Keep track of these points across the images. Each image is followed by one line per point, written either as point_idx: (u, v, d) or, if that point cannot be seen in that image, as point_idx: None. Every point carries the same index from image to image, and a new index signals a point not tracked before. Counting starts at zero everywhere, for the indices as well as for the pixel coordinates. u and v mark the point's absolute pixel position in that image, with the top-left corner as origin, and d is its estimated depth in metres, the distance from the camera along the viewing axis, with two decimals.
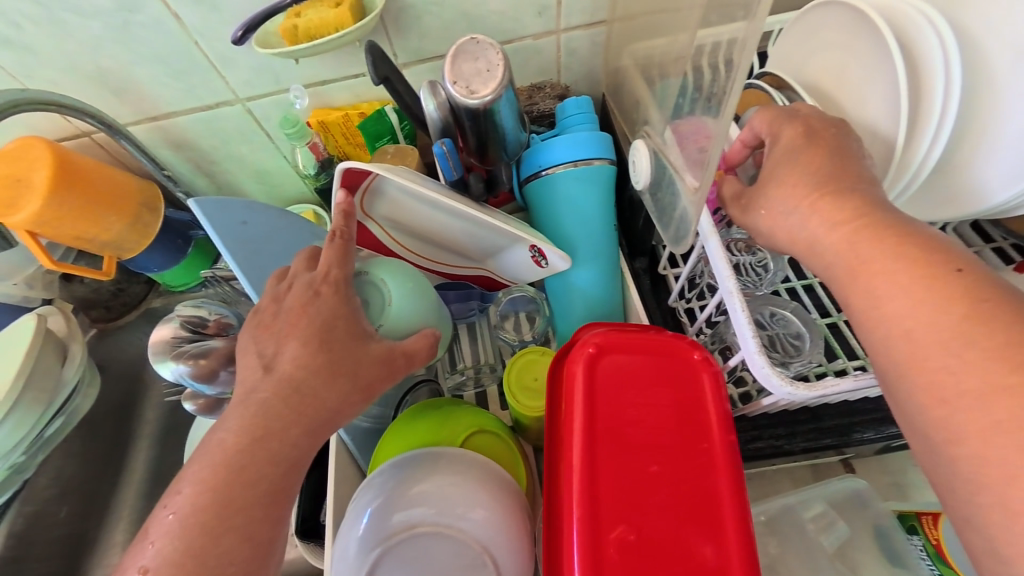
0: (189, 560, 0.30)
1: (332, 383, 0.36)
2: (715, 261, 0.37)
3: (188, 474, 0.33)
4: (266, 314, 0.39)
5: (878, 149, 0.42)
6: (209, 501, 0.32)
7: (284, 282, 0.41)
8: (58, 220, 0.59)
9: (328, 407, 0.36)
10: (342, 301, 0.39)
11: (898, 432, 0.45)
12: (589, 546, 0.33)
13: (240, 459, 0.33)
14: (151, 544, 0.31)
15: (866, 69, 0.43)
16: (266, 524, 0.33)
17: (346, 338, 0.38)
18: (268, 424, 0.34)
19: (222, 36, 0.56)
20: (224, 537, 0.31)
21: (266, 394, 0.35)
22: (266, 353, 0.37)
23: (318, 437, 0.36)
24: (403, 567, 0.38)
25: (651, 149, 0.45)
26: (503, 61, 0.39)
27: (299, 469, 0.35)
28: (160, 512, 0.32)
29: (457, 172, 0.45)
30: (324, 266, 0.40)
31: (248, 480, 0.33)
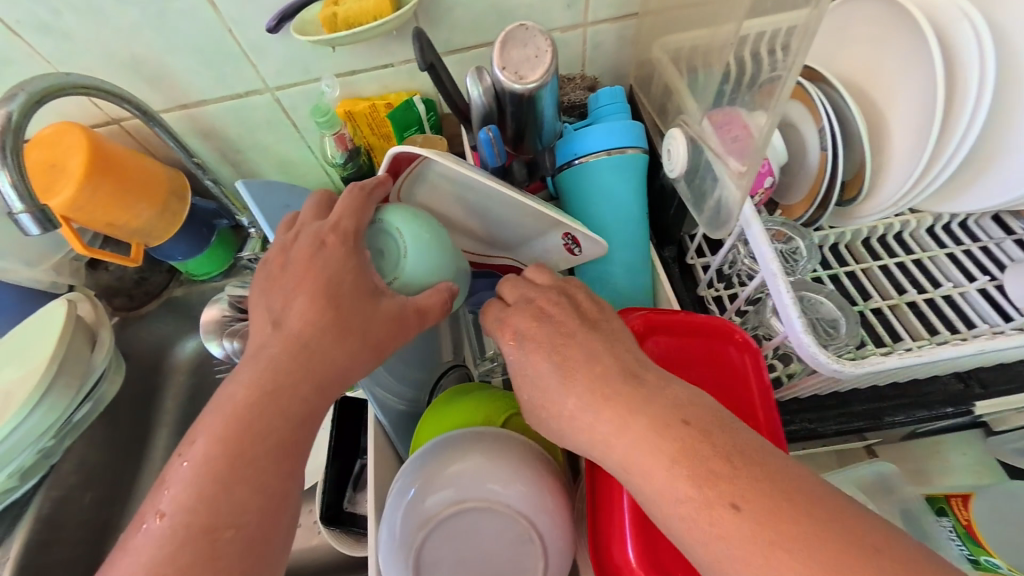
0: (201, 507, 0.31)
1: (339, 342, 0.36)
2: (757, 245, 0.38)
3: (203, 425, 0.34)
4: (273, 266, 0.40)
5: (911, 141, 0.44)
6: (223, 453, 0.32)
7: (293, 231, 0.41)
8: (91, 207, 0.59)
9: (336, 365, 0.36)
10: (349, 254, 0.39)
11: (927, 416, 0.46)
12: (640, 517, 0.35)
13: (251, 412, 0.34)
14: (166, 491, 0.32)
15: (901, 63, 0.44)
16: (278, 477, 0.33)
17: (355, 294, 0.38)
18: (277, 379, 0.35)
19: (256, 24, 0.56)
20: (238, 488, 0.32)
21: (276, 349, 0.36)
22: (274, 310, 0.38)
23: (326, 396, 0.36)
24: (451, 540, 0.40)
25: (688, 137, 0.46)
26: (552, 47, 0.40)
27: (313, 423, 0.36)
28: (175, 462, 0.33)
29: (501, 159, 0.46)
30: (335, 217, 0.40)
31: (257, 433, 0.33)
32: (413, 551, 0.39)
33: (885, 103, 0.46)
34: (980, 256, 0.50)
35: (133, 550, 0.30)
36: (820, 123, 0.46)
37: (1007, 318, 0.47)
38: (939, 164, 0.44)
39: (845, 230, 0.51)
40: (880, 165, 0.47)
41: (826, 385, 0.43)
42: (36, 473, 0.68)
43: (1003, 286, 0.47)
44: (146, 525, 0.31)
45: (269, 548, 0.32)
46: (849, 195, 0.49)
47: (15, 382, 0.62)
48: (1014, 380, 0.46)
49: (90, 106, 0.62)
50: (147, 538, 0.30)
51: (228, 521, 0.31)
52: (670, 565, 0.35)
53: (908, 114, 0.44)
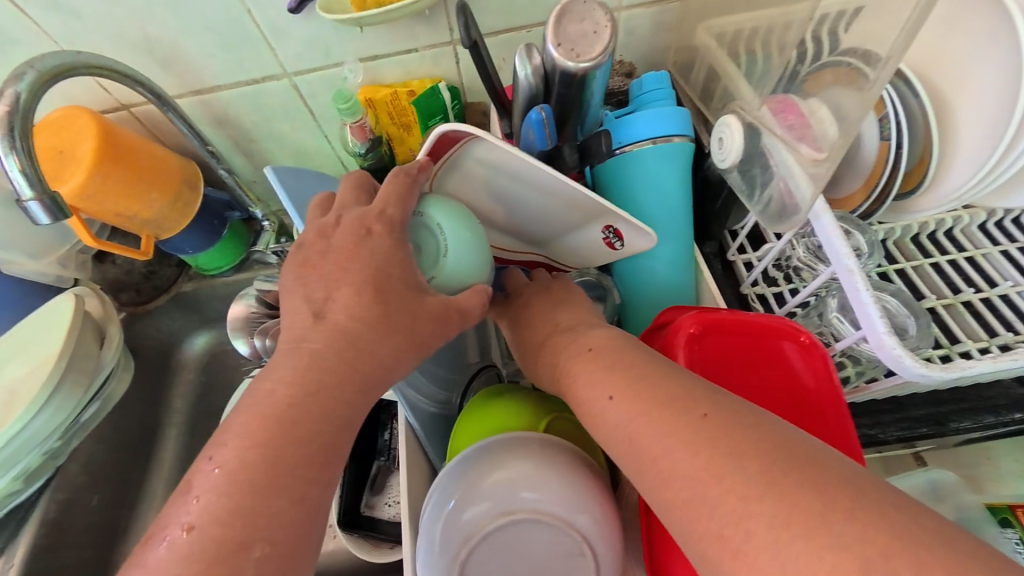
0: (235, 520, 0.27)
1: (387, 339, 0.34)
2: (829, 240, 0.35)
3: (233, 425, 0.30)
4: (310, 250, 0.37)
5: (984, 130, 0.42)
6: (262, 458, 0.28)
7: (329, 215, 0.38)
8: (102, 195, 0.57)
9: (383, 363, 0.34)
10: (395, 245, 0.36)
11: (993, 422, 0.43)
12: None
13: (294, 414, 0.30)
14: (194, 500, 0.28)
15: (971, 46, 0.42)
16: (319, 486, 0.30)
17: (401, 287, 0.35)
18: (322, 378, 0.31)
19: (277, 4, 0.53)
20: (275, 498, 0.28)
21: (317, 344, 0.32)
22: (315, 299, 0.34)
23: (370, 398, 0.33)
24: (496, 553, 0.37)
25: (745, 125, 0.43)
26: (611, 23, 0.37)
27: (353, 428, 0.32)
28: (203, 466, 0.29)
29: (552, 142, 0.43)
30: (380, 204, 0.38)
31: (299, 437, 0.29)
32: (457, 565, 0.37)
33: (953, 90, 0.43)
34: None
35: (155, 565, 0.26)
36: (885, 112, 0.44)
37: None
38: (1012, 154, 0.41)
39: (895, 226, 0.48)
40: (945, 155, 0.44)
41: (892, 390, 0.40)
42: (42, 475, 0.65)
43: None
44: (170, 537, 0.27)
45: (306, 565, 0.28)
46: (908, 187, 0.47)
47: (21, 380, 0.59)
48: None
49: (98, 89, 0.58)
50: (171, 553, 0.26)
51: (264, 535, 0.27)
52: None
53: (984, 100, 0.41)
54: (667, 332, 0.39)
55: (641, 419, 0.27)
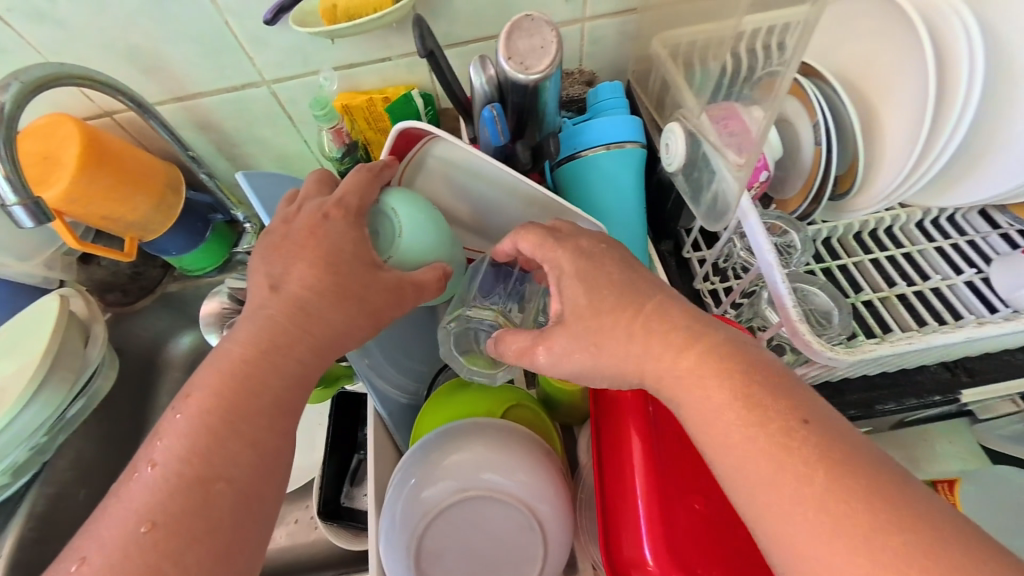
0: (195, 458, 0.31)
1: (338, 306, 0.37)
2: (755, 237, 0.39)
3: (197, 379, 0.34)
4: (275, 235, 0.40)
5: (902, 133, 0.45)
6: (219, 406, 0.32)
7: (294, 205, 0.42)
8: (87, 199, 0.59)
9: (334, 329, 0.37)
10: (351, 226, 0.40)
11: (916, 403, 0.47)
12: (661, 520, 0.33)
13: (247, 368, 0.34)
14: (160, 441, 0.32)
15: (895, 58, 0.45)
16: (272, 435, 0.33)
17: (355, 265, 0.38)
18: (274, 339, 0.35)
19: (254, 15, 0.56)
20: (229, 441, 0.32)
21: (273, 310, 0.36)
22: (274, 273, 0.38)
23: (323, 357, 0.37)
24: (455, 530, 0.40)
25: (687, 131, 0.46)
26: (558, 40, 0.40)
27: (306, 384, 0.36)
28: (169, 414, 0.33)
29: (504, 138, 0.46)
30: (339, 193, 0.41)
31: (252, 390, 0.33)
32: (415, 541, 0.39)
33: (879, 99, 0.47)
34: (968, 249, 0.51)
35: (127, 496, 0.30)
36: (815, 118, 0.47)
37: (991, 309, 0.47)
38: (931, 157, 0.44)
39: (837, 224, 0.51)
40: (873, 158, 0.48)
41: (821, 374, 0.44)
42: (29, 470, 0.67)
43: (990, 279, 0.48)
44: (140, 472, 0.31)
45: (259, 502, 0.32)
46: (843, 187, 0.50)
47: (9, 378, 0.61)
48: (996, 368, 0.47)
49: (82, 97, 0.61)
50: (139, 484, 0.30)
51: (220, 472, 0.31)
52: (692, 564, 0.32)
53: (905, 107, 0.45)
54: None
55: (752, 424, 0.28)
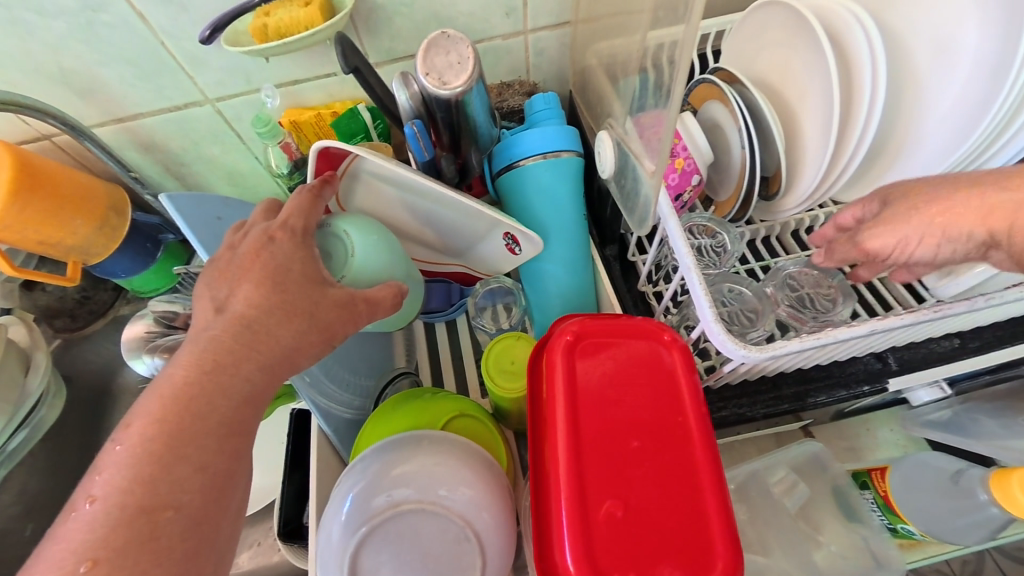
0: (138, 488, 0.28)
1: (286, 322, 0.34)
2: (674, 241, 0.40)
3: (141, 406, 0.30)
4: (220, 262, 0.37)
5: (816, 135, 0.47)
6: (161, 432, 0.29)
7: (242, 232, 0.39)
8: (20, 224, 0.57)
9: (283, 346, 0.34)
10: (298, 247, 0.37)
11: (847, 394, 0.48)
12: (580, 528, 0.34)
13: (190, 391, 0.30)
14: (99, 474, 0.28)
15: (806, 65, 0.47)
16: (222, 457, 0.30)
17: (300, 281, 0.35)
18: (219, 358, 0.32)
19: (190, 35, 0.56)
20: (177, 466, 0.29)
21: (217, 331, 0.33)
22: (219, 296, 0.35)
23: (274, 375, 0.33)
24: (389, 545, 0.39)
25: (615, 140, 0.48)
26: (474, 55, 0.41)
27: (258, 404, 0.33)
28: (109, 446, 0.29)
29: (429, 153, 0.46)
30: (283, 216, 0.38)
31: (198, 412, 0.30)
32: (348, 559, 0.39)
33: (797, 105, 0.49)
34: None
35: (63, 537, 0.27)
36: (738, 124, 0.49)
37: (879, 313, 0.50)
38: (843, 161, 0.46)
39: (774, 223, 0.53)
40: (796, 163, 0.49)
41: (753, 370, 0.45)
42: None
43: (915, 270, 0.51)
44: (78, 510, 0.27)
45: (206, 531, 0.29)
46: (772, 189, 0.52)
47: None
48: (924, 358, 0.49)
49: (17, 122, 0.60)
50: (77, 524, 0.27)
51: (167, 500, 0.28)
52: (610, 569, 0.33)
53: (815, 115, 0.47)
54: (549, 339, 0.40)
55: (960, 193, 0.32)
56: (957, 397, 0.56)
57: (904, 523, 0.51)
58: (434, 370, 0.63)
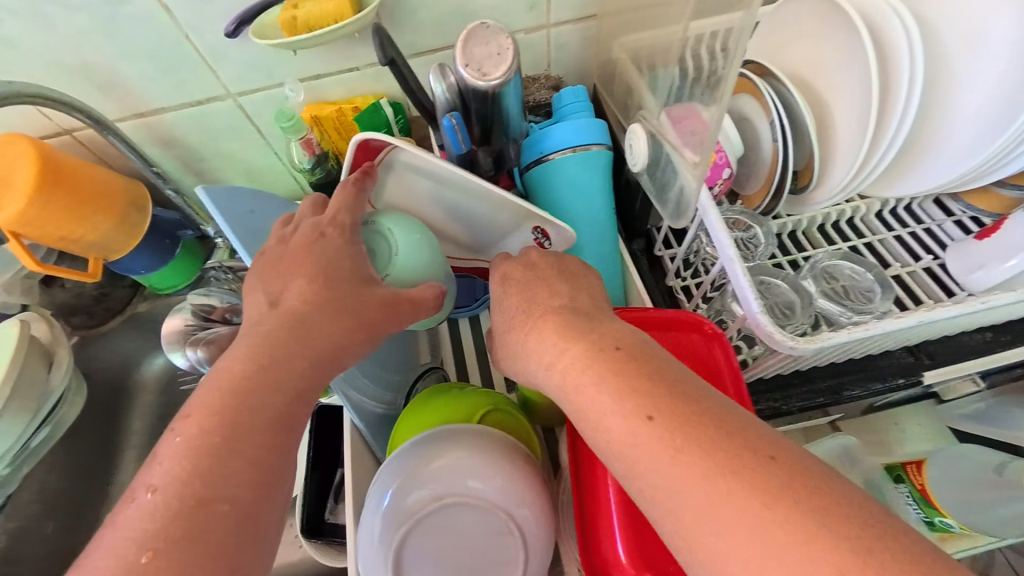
0: (195, 480, 0.27)
1: (336, 319, 0.34)
2: (715, 233, 0.39)
3: (197, 398, 0.30)
4: (270, 255, 0.37)
5: (852, 125, 0.47)
6: (219, 424, 0.29)
7: (290, 225, 0.39)
8: (42, 220, 0.57)
9: (334, 344, 0.34)
10: (347, 244, 0.38)
11: (882, 387, 0.48)
12: (631, 519, 0.34)
13: (249, 385, 0.30)
14: (158, 464, 0.28)
15: (840, 55, 0.47)
16: (274, 453, 0.30)
17: (349, 278, 0.36)
18: (275, 353, 0.32)
19: (213, 28, 0.55)
20: (231, 460, 0.28)
21: (272, 326, 0.33)
22: (272, 290, 0.35)
23: (324, 373, 0.33)
24: (433, 537, 0.40)
25: (648, 132, 0.47)
26: (513, 46, 0.40)
27: (309, 401, 0.33)
28: (167, 436, 0.29)
29: (466, 146, 0.46)
30: (332, 211, 0.39)
31: (253, 406, 0.30)
32: (393, 552, 0.39)
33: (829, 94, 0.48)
34: (924, 237, 0.54)
35: (120, 525, 0.26)
36: (770, 116, 0.49)
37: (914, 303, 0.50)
38: (877, 153, 0.46)
39: (801, 217, 0.53)
40: (826, 154, 0.49)
41: (790, 363, 0.45)
42: None
43: (946, 264, 0.50)
44: (135, 498, 0.27)
45: (261, 524, 0.28)
46: (802, 181, 0.51)
47: None
48: (957, 351, 0.49)
49: (39, 116, 0.59)
50: (134, 513, 0.26)
51: (221, 493, 0.27)
52: (662, 562, 0.33)
53: (850, 105, 0.47)
54: None
55: (679, 455, 0.26)
56: (990, 390, 0.56)
57: (941, 516, 0.49)
58: (458, 366, 0.62)
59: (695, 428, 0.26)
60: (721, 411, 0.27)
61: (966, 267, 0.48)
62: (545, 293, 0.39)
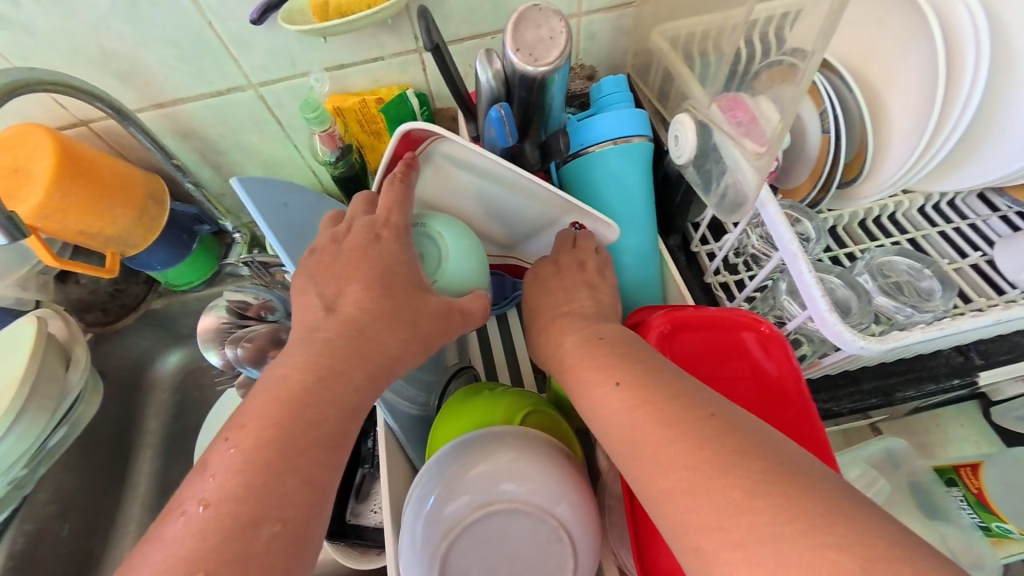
0: (248, 495, 0.25)
1: (393, 330, 0.33)
2: (776, 227, 0.38)
3: (251, 406, 0.29)
4: (322, 254, 0.36)
5: (911, 116, 0.45)
6: (276, 437, 0.27)
7: (341, 225, 0.38)
8: (62, 214, 0.55)
9: (390, 355, 0.33)
10: (402, 247, 0.36)
11: (934, 388, 0.47)
12: None
13: (306, 398, 0.29)
14: (210, 477, 0.26)
15: (901, 42, 0.45)
16: (326, 467, 0.28)
17: (407, 285, 0.35)
18: (332, 364, 0.30)
19: (239, 15, 0.53)
20: (287, 477, 0.26)
21: (329, 334, 0.31)
22: (326, 293, 0.33)
23: (380, 384, 0.32)
24: (479, 545, 0.38)
25: (696, 122, 0.45)
26: (567, 30, 0.38)
27: (363, 415, 0.31)
28: (218, 446, 0.27)
29: (513, 139, 0.44)
30: (383, 211, 0.37)
31: (312, 420, 0.28)
32: (438, 559, 0.38)
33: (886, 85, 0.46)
34: (969, 232, 0.52)
35: (170, 537, 0.25)
36: (823, 106, 0.47)
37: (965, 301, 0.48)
38: (936, 146, 0.44)
39: (843, 213, 0.52)
40: (880, 146, 0.48)
41: (844, 364, 0.44)
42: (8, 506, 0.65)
43: (996, 261, 0.48)
44: (184, 513, 0.25)
45: (314, 546, 0.27)
46: (850, 175, 0.50)
47: None
48: (1013, 350, 0.47)
49: (54, 106, 0.57)
50: (184, 527, 0.25)
51: (275, 513, 0.25)
52: None
53: (910, 96, 0.45)
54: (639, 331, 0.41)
55: (636, 411, 0.29)
56: None
57: (999, 521, 0.49)
58: (487, 365, 0.61)
59: (652, 390, 0.30)
60: (679, 381, 0.30)
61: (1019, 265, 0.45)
62: (562, 301, 0.43)
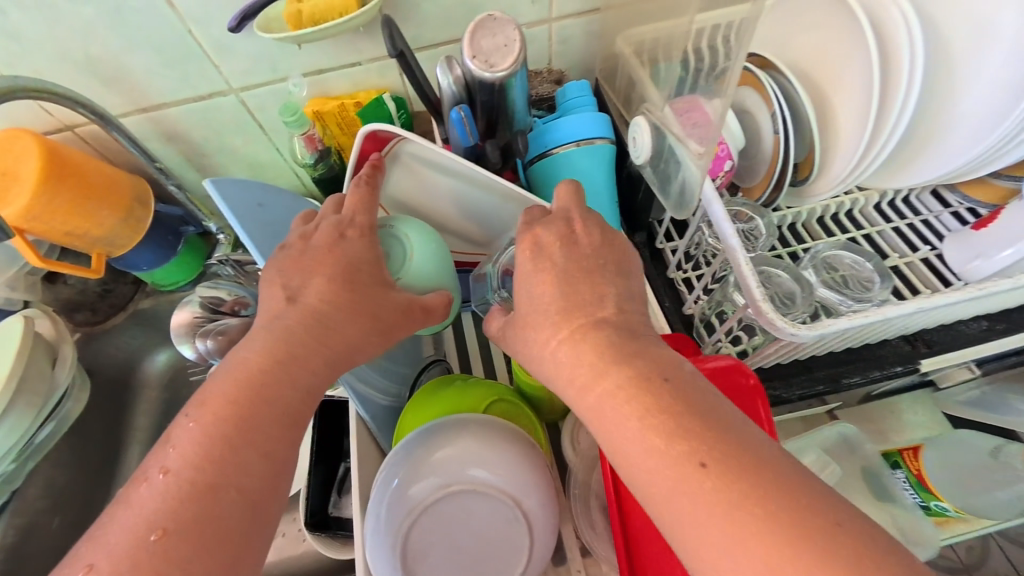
0: (208, 465, 0.28)
1: (354, 320, 0.35)
2: (720, 224, 0.40)
3: (213, 388, 0.31)
4: (292, 250, 0.38)
5: (853, 117, 0.48)
6: (234, 414, 0.29)
7: (311, 222, 0.40)
8: (50, 214, 0.57)
9: (350, 344, 0.35)
10: (367, 245, 0.38)
11: (881, 375, 0.49)
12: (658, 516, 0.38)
13: (263, 379, 0.31)
14: (172, 448, 0.28)
15: (844, 47, 0.48)
16: (286, 444, 0.30)
17: (369, 280, 0.37)
18: (290, 348, 0.32)
19: (218, 22, 0.55)
20: (243, 449, 0.29)
21: (290, 322, 0.34)
22: (291, 285, 0.36)
23: (338, 369, 0.34)
24: (441, 524, 0.41)
25: (652, 124, 0.48)
26: (521, 37, 0.41)
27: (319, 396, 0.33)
28: (181, 422, 0.30)
29: (474, 139, 0.46)
30: (349, 211, 0.39)
31: (268, 397, 0.30)
32: (400, 538, 0.40)
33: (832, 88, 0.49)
34: (924, 227, 0.54)
35: (134, 504, 0.27)
36: (773, 108, 0.49)
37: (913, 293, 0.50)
38: (877, 146, 0.47)
39: (800, 210, 0.54)
40: (829, 145, 0.50)
41: (790, 352, 0.46)
42: None
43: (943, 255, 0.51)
44: (148, 479, 0.27)
45: (271, 514, 0.29)
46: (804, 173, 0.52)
47: None
48: (955, 339, 0.49)
49: (41, 112, 0.59)
50: (147, 495, 0.27)
51: (231, 482, 0.28)
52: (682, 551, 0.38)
53: (852, 98, 0.48)
54: None
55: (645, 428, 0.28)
56: (987, 378, 0.57)
57: (936, 500, 0.53)
58: (462, 358, 0.63)
59: (654, 398, 0.29)
60: (695, 397, 0.28)
61: (963, 257, 0.48)
62: (575, 298, 0.34)
